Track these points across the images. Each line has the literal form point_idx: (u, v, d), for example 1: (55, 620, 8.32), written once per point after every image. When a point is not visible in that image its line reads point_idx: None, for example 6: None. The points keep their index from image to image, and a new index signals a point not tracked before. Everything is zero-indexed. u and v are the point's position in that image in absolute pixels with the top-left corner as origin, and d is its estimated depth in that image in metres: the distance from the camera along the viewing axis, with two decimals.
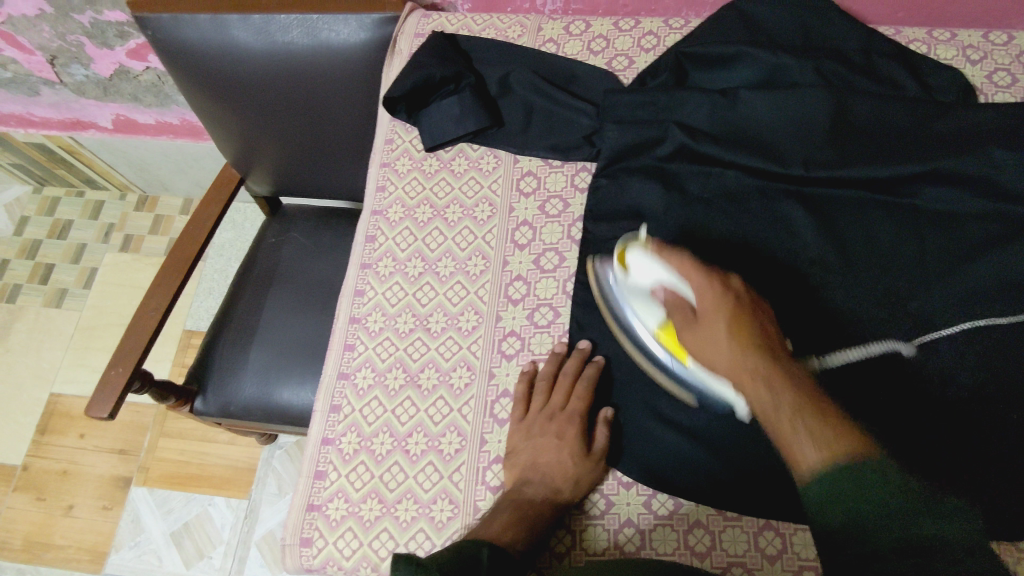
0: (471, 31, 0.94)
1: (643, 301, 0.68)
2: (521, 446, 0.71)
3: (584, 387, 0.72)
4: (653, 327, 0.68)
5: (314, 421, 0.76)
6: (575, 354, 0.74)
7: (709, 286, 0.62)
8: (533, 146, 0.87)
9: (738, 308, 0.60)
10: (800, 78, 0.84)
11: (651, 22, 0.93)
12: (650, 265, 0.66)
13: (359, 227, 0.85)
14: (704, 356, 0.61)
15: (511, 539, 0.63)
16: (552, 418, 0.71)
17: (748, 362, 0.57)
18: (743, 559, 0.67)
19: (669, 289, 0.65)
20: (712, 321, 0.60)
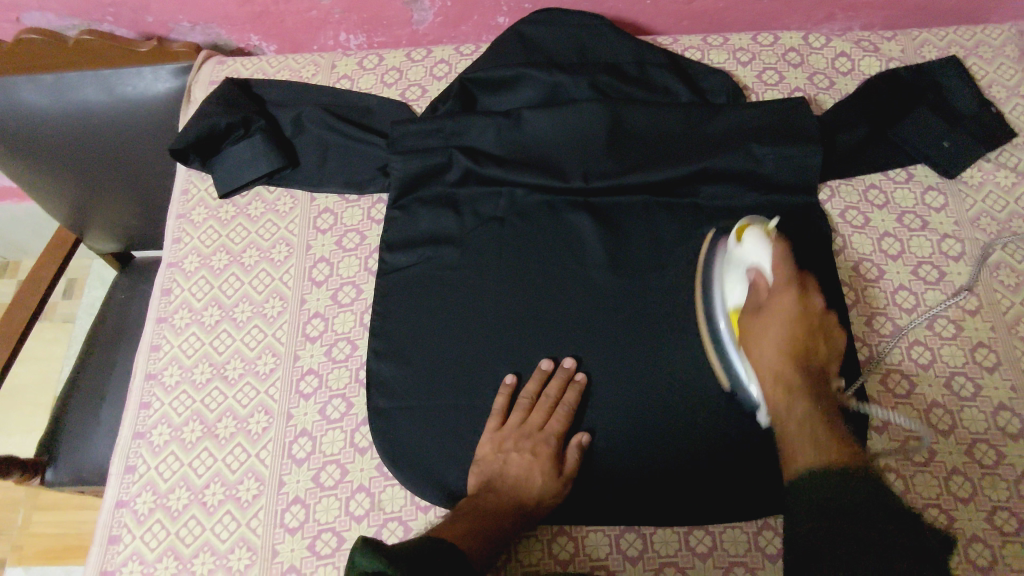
0: (266, 75, 0.96)
1: (735, 271, 0.74)
2: (489, 458, 0.71)
3: (563, 411, 0.73)
4: (732, 303, 0.73)
5: (108, 484, 0.74)
6: (545, 374, 0.75)
7: (788, 294, 0.70)
8: (329, 182, 0.88)
9: (809, 317, 0.70)
10: (577, 93, 0.88)
11: (443, 51, 0.97)
12: (763, 250, 0.72)
13: (156, 281, 0.85)
14: (752, 343, 0.70)
15: (469, 549, 0.64)
16: (527, 437, 0.72)
17: (778, 364, 0.67)
18: (537, 567, 0.71)
19: (762, 271, 0.72)
20: (781, 311, 0.70)
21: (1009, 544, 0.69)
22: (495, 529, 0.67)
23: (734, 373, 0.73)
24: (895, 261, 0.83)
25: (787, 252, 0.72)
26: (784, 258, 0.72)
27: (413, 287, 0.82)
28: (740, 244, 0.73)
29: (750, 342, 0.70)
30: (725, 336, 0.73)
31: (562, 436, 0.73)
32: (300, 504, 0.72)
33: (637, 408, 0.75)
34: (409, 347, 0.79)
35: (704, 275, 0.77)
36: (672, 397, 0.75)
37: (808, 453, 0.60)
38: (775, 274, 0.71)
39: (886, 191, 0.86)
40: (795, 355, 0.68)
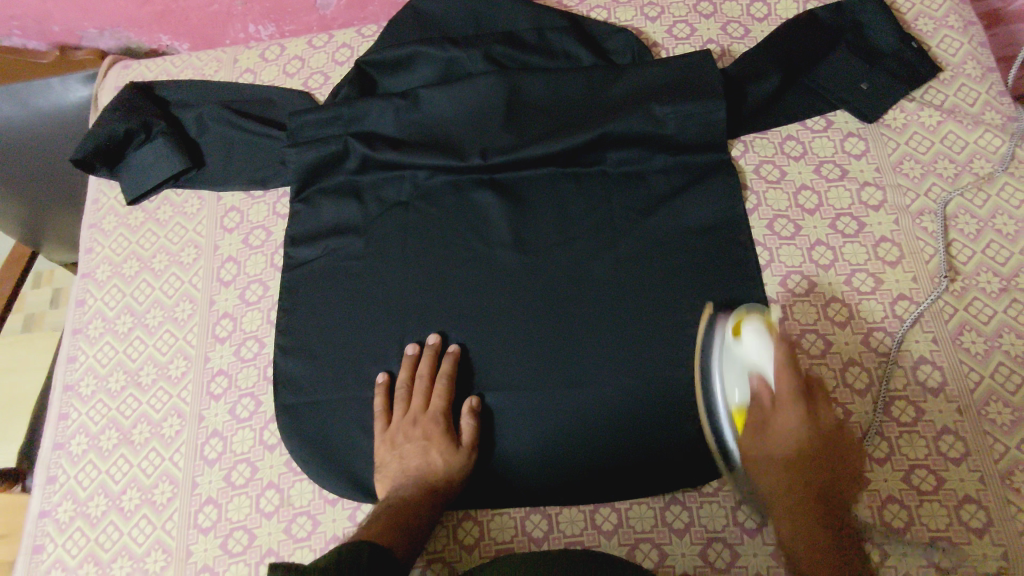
0: (170, 75, 0.95)
1: (733, 367, 0.66)
2: (386, 458, 0.71)
3: (442, 384, 0.73)
4: (731, 401, 0.66)
5: (32, 495, 0.76)
6: (427, 352, 0.75)
7: (790, 410, 0.63)
8: (232, 179, 0.87)
9: (809, 448, 0.63)
10: (473, 67, 0.85)
11: (345, 33, 0.94)
12: (763, 349, 0.63)
13: (70, 293, 0.86)
14: (761, 434, 0.64)
15: (392, 546, 0.64)
16: (416, 423, 0.72)
17: (797, 435, 0.62)
18: (442, 554, 0.72)
19: (763, 377, 0.63)
20: (787, 432, 0.63)
21: (924, 503, 0.66)
22: (416, 520, 0.67)
23: (724, 433, 0.67)
24: (812, 216, 0.78)
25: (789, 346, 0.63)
26: (790, 360, 0.62)
27: (317, 281, 0.81)
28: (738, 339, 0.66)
29: (758, 430, 0.64)
30: (719, 405, 0.68)
31: (449, 412, 0.73)
32: (212, 504, 0.73)
33: (538, 383, 0.74)
34: (316, 341, 0.79)
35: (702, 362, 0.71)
36: (576, 371, 0.74)
37: (787, 527, 0.62)
38: (778, 385, 0.63)
39: (804, 141, 0.82)
40: (812, 436, 0.63)
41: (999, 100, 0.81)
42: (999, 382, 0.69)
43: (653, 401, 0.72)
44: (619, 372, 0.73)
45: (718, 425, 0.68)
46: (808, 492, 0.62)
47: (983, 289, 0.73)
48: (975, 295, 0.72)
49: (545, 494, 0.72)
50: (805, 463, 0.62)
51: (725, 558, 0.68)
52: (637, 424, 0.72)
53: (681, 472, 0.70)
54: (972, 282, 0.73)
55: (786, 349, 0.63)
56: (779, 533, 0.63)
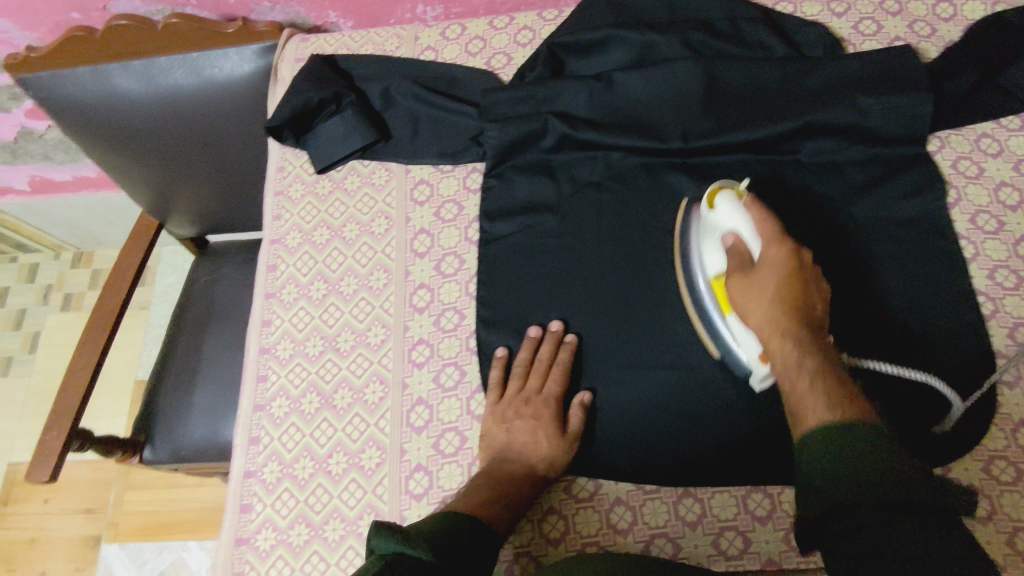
0: (350, 49, 0.95)
1: (712, 237, 0.71)
2: (492, 430, 0.72)
3: (558, 371, 0.73)
4: (710, 271, 0.71)
5: (234, 455, 0.76)
6: (548, 338, 0.75)
7: (780, 246, 0.63)
8: (421, 153, 0.88)
9: (800, 273, 0.62)
10: (669, 52, 0.86)
11: (526, 17, 0.95)
12: (737, 212, 0.67)
13: (260, 258, 0.86)
14: (744, 310, 0.64)
15: (490, 516, 0.63)
16: (528, 401, 0.72)
17: (777, 314, 0.60)
18: (664, 530, 0.71)
19: (738, 236, 0.67)
20: (771, 267, 0.63)
21: None
22: (513, 496, 0.66)
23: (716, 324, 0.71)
24: (1014, 212, 0.79)
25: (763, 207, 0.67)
26: (766, 216, 0.65)
27: (514, 256, 0.82)
28: (713, 210, 0.70)
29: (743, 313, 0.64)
30: (700, 281, 0.73)
31: (562, 399, 0.73)
32: (423, 471, 0.73)
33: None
34: (519, 314, 0.79)
35: (682, 245, 0.76)
36: None
37: (822, 403, 0.54)
38: (756, 236, 0.65)
39: (1000, 139, 0.83)
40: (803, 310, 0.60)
41: None
42: None
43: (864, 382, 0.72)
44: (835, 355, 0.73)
45: (703, 302, 0.72)
46: (804, 309, 0.60)
47: None
48: None
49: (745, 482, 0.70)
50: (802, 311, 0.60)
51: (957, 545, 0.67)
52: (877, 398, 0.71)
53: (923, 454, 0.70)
54: None
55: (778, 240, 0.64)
56: (813, 418, 0.54)
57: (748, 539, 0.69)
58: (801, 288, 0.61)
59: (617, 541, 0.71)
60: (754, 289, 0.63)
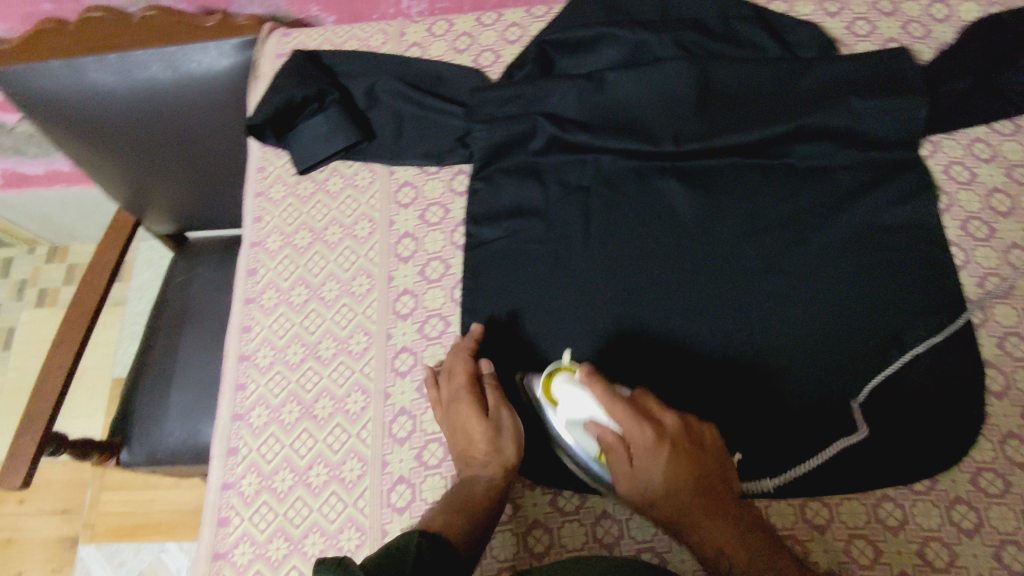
0: (334, 45, 0.92)
1: (579, 427, 0.68)
2: (455, 447, 0.69)
3: (466, 368, 0.71)
4: (592, 452, 0.69)
5: (211, 466, 0.74)
6: (460, 343, 0.74)
7: (641, 430, 0.63)
8: (408, 152, 0.85)
9: (677, 444, 0.64)
10: (661, 53, 0.84)
11: (514, 13, 0.92)
12: (580, 393, 0.67)
13: (239, 261, 0.83)
14: (627, 485, 0.64)
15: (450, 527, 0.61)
16: (451, 406, 0.70)
17: (670, 488, 0.63)
18: (652, 543, 0.69)
19: (599, 425, 0.66)
20: (642, 455, 0.63)
21: None
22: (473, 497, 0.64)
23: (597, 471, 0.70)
24: (1006, 219, 0.78)
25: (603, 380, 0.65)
26: (612, 398, 0.64)
27: (500, 261, 0.80)
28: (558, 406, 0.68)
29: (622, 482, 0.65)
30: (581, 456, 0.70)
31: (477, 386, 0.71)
32: (405, 483, 0.72)
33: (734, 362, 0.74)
34: (505, 321, 0.77)
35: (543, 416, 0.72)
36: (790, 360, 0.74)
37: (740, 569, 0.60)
38: (613, 420, 0.65)
39: (993, 144, 0.82)
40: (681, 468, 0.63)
41: None
42: None
43: (846, 370, 0.73)
44: (824, 344, 0.74)
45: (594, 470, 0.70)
46: (694, 478, 0.63)
47: None
48: None
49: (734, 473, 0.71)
50: (682, 468, 0.63)
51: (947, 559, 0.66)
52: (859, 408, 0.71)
53: (912, 465, 0.69)
54: None
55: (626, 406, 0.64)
56: None
57: None
58: (687, 456, 0.63)
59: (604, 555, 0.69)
60: (634, 476, 0.64)
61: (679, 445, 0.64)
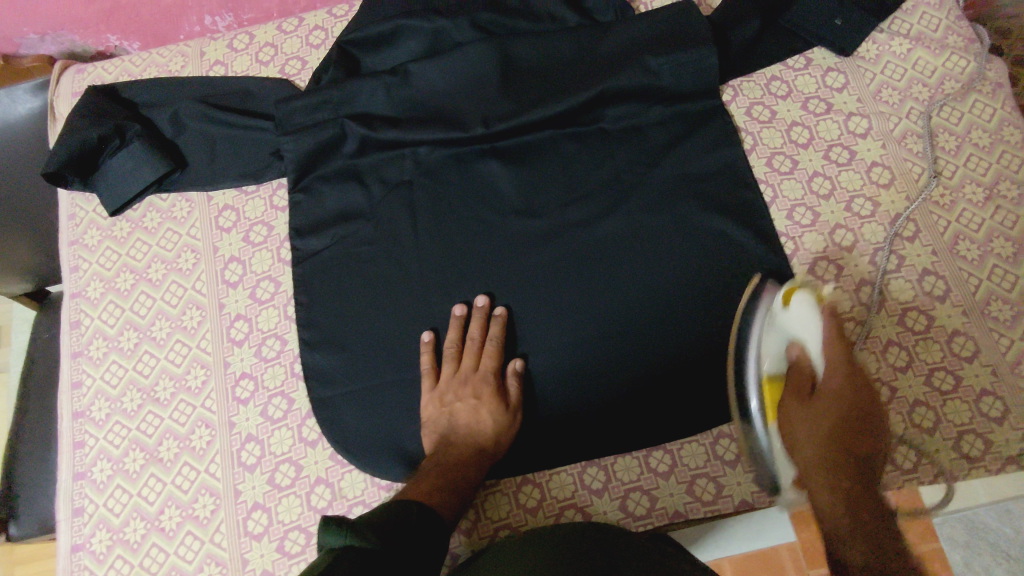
0: (131, 75, 0.89)
1: (777, 335, 0.68)
2: (435, 415, 0.71)
3: (493, 347, 0.72)
4: (763, 368, 0.67)
5: (58, 531, 0.72)
6: (476, 314, 0.74)
7: (842, 376, 0.64)
8: (221, 177, 0.83)
9: (855, 406, 0.64)
10: (462, 38, 0.85)
11: (315, 16, 0.91)
12: (811, 317, 0.66)
13: (61, 315, 0.81)
14: (797, 434, 0.64)
15: (440, 504, 0.64)
16: (465, 382, 0.72)
17: (812, 442, 0.63)
18: (507, 521, 0.72)
19: (805, 347, 0.66)
20: (837, 398, 0.64)
21: (948, 401, 0.71)
22: (462, 479, 0.67)
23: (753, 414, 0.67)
24: (806, 149, 0.82)
25: (838, 316, 0.66)
26: (837, 332, 0.65)
27: (330, 270, 0.79)
28: (787, 310, 0.67)
29: (791, 429, 0.65)
30: (748, 369, 0.68)
31: (498, 371, 0.73)
32: (261, 509, 0.71)
33: (572, 325, 0.75)
34: (341, 328, 0.76)
35: (730, 341, 0.70)
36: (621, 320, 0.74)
37: (857, 554, 0.56)
38: (825, 356, 0.65)
39: (789, 80, 0.85)
40: (847, 436, 0.63)
41: (959, 24, 0.85)
42: (997, 283, 0.74)
43: (677, 313, 0.74)
44: (656, 292, 0.75)
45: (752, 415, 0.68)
46: (843, 431, 0.63)
47: (969, 200, 0.77)
48: (963, 207, 0.77)
49: (580, 432, 0.72)
50: (847, 433, 0.63)
51: None
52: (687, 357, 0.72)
53: None
54: (959, 194, 0.78)
55: (841, 344, 0.65)
56: (851, 560, 0.56)
57: (587, 513, 0.71)
58: (859, 430, 0.63)
59: (462, 541, 0.71)
60: (812, 415, 0.64)
61: (862, 407, 0.64)
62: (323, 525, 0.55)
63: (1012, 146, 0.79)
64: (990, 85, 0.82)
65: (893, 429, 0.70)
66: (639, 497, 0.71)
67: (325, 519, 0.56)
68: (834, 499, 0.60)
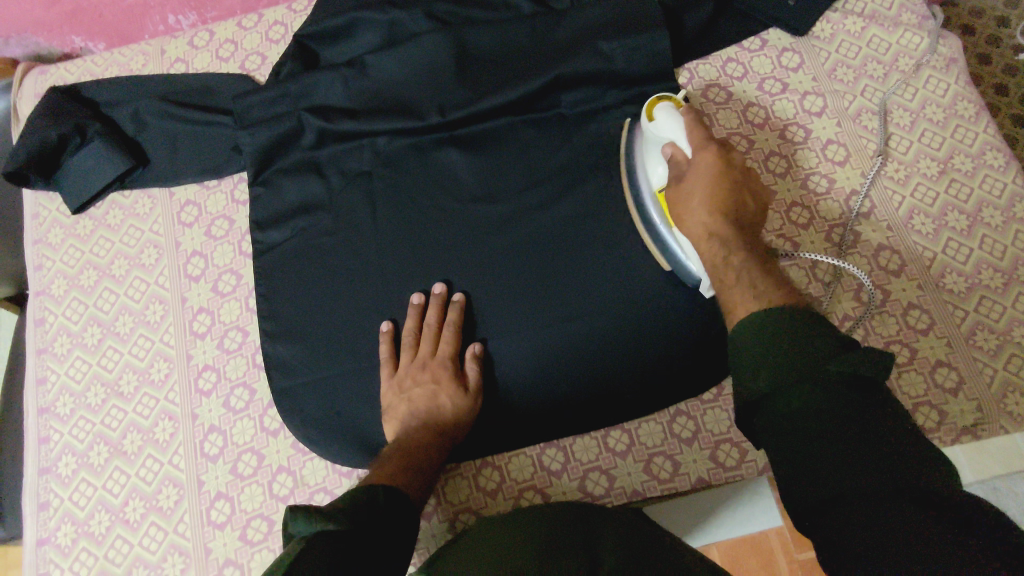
0: (93, 75, 0.90)
1: (654, 150, 0.68)
2: (393, 402, 0.70)
3: (450, 332, 0.72)
4: (654, 185, 0.68)
5: (25, 525, 0.73)
6: (433, 301, 0.74)
7: (708, 152, 0.62)
8: (183, 173, 0.84)
9: (729, 160, 0.62)
10: (417, 28, 0.85)
11: (274, 12, 0.91)
12: (674, 122, 0.65)
13: (27, 314, 0.82)
14: (681, 213, 0.63)
15: (403, 485, 0.63)
16: (423, 368, 0.71)
17: (704, 222, 0.61)
18: (467, 504, 0.72)
19: (676, 144, 0.64)
20: (704, 173, 0.62)
21: (903, 374, 0.71)
22: (423, 464, 0.66)
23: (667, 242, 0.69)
24: (762, 129, 0.82)
25: (701, 122, 0.64)
26: (699, 124, 0.64)
27: (290, 261, 0.79)
28: (651, 122, 0.67)
29: (677, 215, 0.64)
30: (645, 194, 0.69)
31: (457, 357, 0.72)
32: (224, 499, 0.71)
33: (529, 309, 0.75)
34: (301, 318, 0.77)
35: (628, 163, 0.73)
36: (581, 302, 0.74)
37: (746, 305, 0.54)
38: (690, 140, 0.64)
39: (744, 62, 0.85)
40: (727, 206, 0.61)
41: (913, 2, 0.86)
42: (951, 255, 0.74)
43: (637, 293, 0.73)
44: (613, 272, 0.75)
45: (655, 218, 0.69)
46: (724, 198, 0.61)
47: (924, 175, 0.78)
48: (918, 181, 0.78)
49: (541, 414, 0.73)
50: (733, 215, 0.60)
51: (734, 458, 0.71)
52: (645, 337, 0.72)
53: (695, 379, 0.72)
54: (914, 169, 0.78)
55: (700, 128, 0.64)
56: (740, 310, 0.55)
57: (546, 494, 0.72)
58: (734, 186, 0.61)
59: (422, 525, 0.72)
60: (686, 194, 0.62)
61: (734, 163, 0.62)
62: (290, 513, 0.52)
63: (966, 120, 0.79)
64: (943, 60, 0.82)
65: None
66: (598, 477, 0.72)
67: (290, 510, 0.54)
68: (732, 273, 0.58)
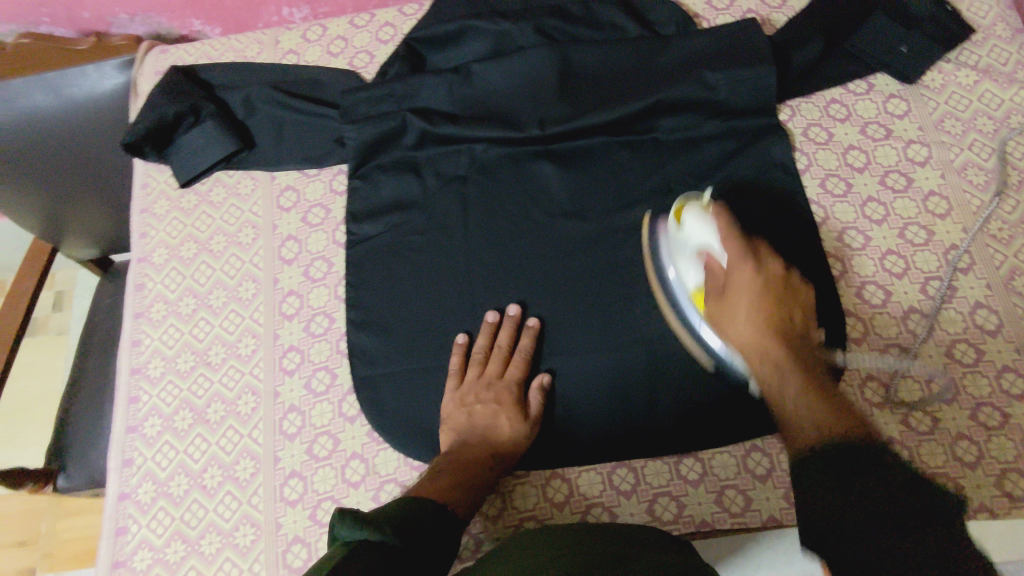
0: (210, 58, 0.95)
1: (686, 256, 0.71)
2: (455, 412, 0.72)
3: (519, 358, 0.74)
4: (689, 284, 0.70)
5: (108, 478, 0.76)
6: (507, 322, 0.75)
7: (744, 267, 0.66)
8: (286, 159, 0.87)
9: (776, 290, 0.65)
10: (524, 41, 0.88)
11: (387, 13, 0.95)
12: (707, 227, 0.69)
13: (129, 277, 0.86)
14: (724, 328, 0.65)
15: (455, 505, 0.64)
16: (488, 387, 0.73)
17: (751, 340, 0.63)
18: (533, 512, 0.73)
19: (710, 250, 0.68)
20: (745, 291, 0.65)
21: (993, 438, 0.69)
22: (475, 481, 0.67)
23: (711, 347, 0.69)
24: (862, 173, 0.82)
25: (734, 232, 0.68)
26: (731, 234, 0.68)
27: (380, 255, 0.82)
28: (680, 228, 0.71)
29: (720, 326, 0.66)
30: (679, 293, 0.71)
31: (520, 382, 0.74)
32: (297, 477, 0.73)
33: (610, 332, 0.75)
34: (387, 311, 0.79)
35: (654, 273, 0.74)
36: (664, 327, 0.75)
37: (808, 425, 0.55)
38: (725, 251, 0.67)
39: (848, 104, 0.85)
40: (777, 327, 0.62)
41: None
42: None
43: None
44: None
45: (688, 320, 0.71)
46: (774, 325, 0.62)
47: None
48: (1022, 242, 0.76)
49: (603, 445, 0.73)
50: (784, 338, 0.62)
51: None
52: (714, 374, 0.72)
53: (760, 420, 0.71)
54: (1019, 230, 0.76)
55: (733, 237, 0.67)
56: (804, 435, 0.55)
57: (614, 513, 0.72)
58: (778, 304, 0.64)
59: (486, 526, 0.73)
60: (728, 313, 0.65)
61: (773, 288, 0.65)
62: (337, 517, 0.54)
63: None
64: None
65: (931, 459, 0.69)
66: (667, 502, 0.72)
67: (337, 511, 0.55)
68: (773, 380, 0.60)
